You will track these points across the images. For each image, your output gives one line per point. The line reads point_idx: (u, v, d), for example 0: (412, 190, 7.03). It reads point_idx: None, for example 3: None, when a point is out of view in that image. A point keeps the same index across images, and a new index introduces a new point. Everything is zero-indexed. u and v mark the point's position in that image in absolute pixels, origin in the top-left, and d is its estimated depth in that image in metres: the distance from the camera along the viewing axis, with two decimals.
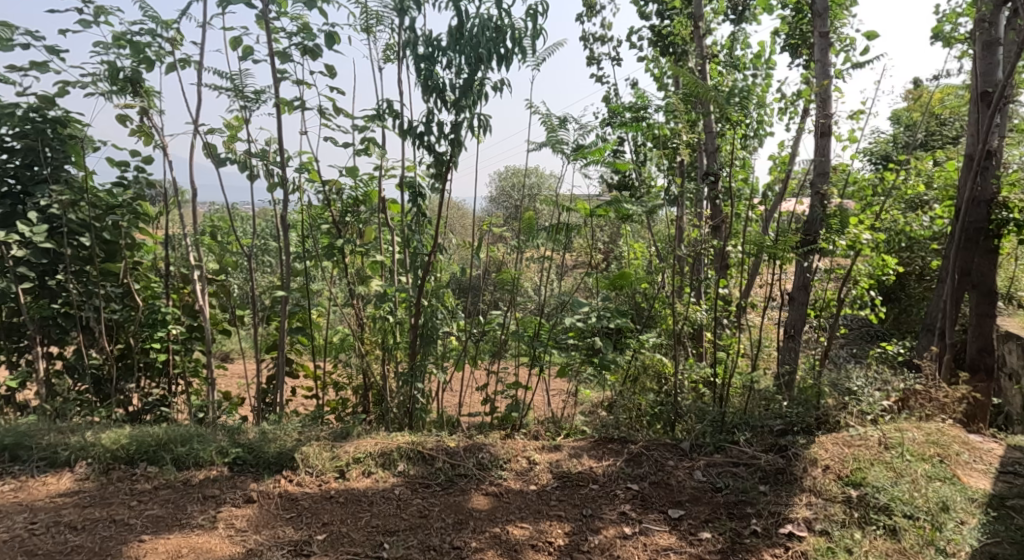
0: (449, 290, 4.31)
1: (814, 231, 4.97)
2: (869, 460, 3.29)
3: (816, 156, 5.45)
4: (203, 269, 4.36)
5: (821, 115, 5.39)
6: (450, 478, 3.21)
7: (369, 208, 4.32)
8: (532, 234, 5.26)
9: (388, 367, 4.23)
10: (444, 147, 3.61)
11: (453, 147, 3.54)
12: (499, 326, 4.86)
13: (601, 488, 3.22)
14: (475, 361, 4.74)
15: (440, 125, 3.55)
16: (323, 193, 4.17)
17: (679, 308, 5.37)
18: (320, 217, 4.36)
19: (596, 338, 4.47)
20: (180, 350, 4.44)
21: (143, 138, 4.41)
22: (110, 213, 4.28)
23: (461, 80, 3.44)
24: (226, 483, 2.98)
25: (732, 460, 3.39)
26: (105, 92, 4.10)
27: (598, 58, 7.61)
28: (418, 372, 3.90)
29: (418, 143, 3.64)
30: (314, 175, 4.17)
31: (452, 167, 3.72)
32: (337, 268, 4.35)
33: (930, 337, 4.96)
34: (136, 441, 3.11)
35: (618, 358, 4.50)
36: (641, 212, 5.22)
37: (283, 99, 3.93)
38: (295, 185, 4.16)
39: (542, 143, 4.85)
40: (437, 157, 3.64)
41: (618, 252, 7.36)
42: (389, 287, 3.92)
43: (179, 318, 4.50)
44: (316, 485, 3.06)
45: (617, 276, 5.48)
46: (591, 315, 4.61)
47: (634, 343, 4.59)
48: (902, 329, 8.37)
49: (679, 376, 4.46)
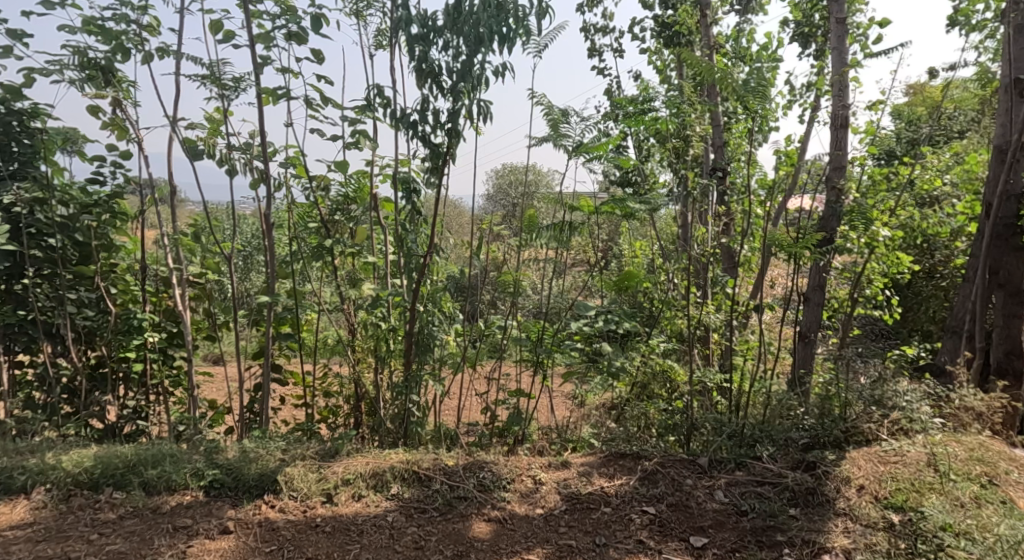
0: (447, 293, 3.99)
1: (833, 230, 4.70)
2: (907, 480, 3.03)
3: (833, 148, 5.16)
4: (183, 271, 4.07)
5: (838, 105, 5.12)
6: (449, 501, 2.93)
7: (360, 206, 4.02)
8: (534, 233, 4.99)
9: (381, 376, 3.94)
10: (439, 137, 3.29)
11: (450, 135, 3.23)
12: (500, 331, 4.58)
13: (614, 512, 2.94)
14: (473, 368, 4.46)
15: (435, 112, 3.24)
16: (310, 190, 3.87)
17: (688, 310, 5.11)
18: (307, 216, 4.06)
19: (604, 343, 4.20)
20: (160, 359, 4.15)
21: (118, 132, 4.11)
22: (83, 212, 3.99)
23: (459, 63, 3.15)
24: (200, 511, 2.70)
25: (756, 479, 3.13)
26: (75, 81, 3.80)
27: (598, 50, 7.34)
28: (415, 382, 3.61)
29: (411, 132, 3.31)
30: (301, 171, 3.88)
31: (449, 159, 3.41)
32: (327, 270, 4.06)
33: (956, 339, 4.67)
34: (102, 464, 2.83)
35: (626, 365, 4.22)
36: (646, 211, 4.96)
37: (265, 88, 3.62)
38: (279, 181, 3.86)
39: (543, 138, 4.59)
40: (433, 148, 3.33)
41: (619, 252, 7.09)
42: (381, 290, 3.64)
43: (158, 324, 4.21)
44: (300, 511, 2.77)
45: (623, 276, 5.19)
46: (596, 319, 4.34)
47: (644, 349, 4.33)
48: (908, 329, 8.16)
49: (691, 385, 4.16)
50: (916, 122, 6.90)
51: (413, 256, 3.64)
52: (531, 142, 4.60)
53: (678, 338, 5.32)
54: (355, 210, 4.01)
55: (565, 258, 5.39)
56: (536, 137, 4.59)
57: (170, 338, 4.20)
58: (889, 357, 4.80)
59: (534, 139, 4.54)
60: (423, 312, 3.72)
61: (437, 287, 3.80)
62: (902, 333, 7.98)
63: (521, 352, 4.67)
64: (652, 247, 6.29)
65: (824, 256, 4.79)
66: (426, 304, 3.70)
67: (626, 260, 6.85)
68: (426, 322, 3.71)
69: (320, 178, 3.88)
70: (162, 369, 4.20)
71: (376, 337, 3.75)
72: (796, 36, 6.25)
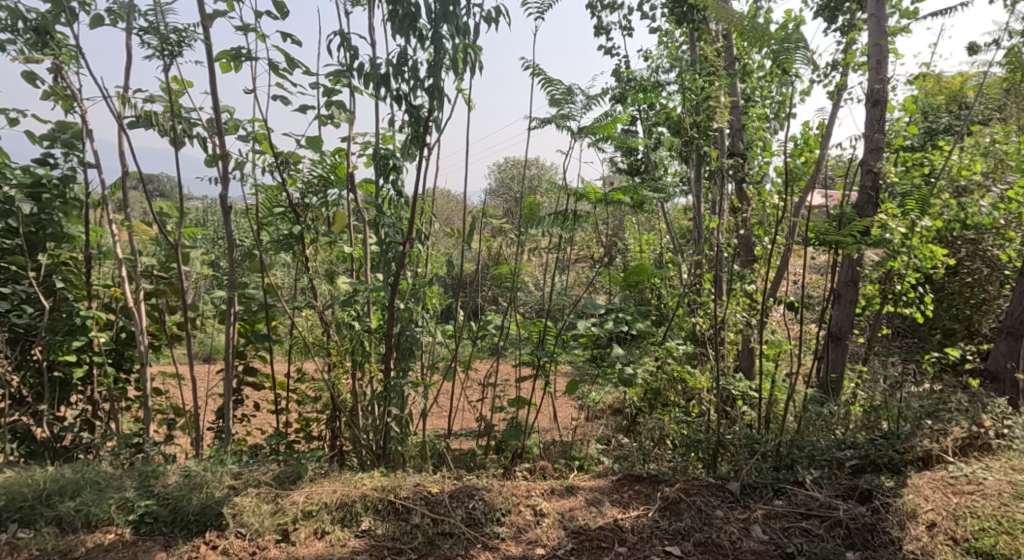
0: (434, 289, 3.48)
1: (872, 221, 4.18)
2: (992, 518, 2.70)
3: (868, 128, 4.63)
4: (137, 264, 3.58)
5: (874, 80, 4.58)
6: (430, 540, 2.45)
7: (338, 189, 3.56)
8: (534, 222, 4.47)
9: (359, 382, 3.44)
10: (419, 98, 2.79)
11: (431, 93, 2.71)
12: (496, 331, 4.07)
13: (631, 552, 2.48)
14: (465, 374, 3.96)
15: (414, 66, 2.74)
16: (277, 169, 3.37)
17: (706, 308, 4.60)
18: (276, 200, 3.55)
19: (614, 346, 3.69)
20: (109, 363, 3.66)
21: (61, 104, 3.50)
22: (21, 195, 3.50)
23: (440, 3, 2.65)
24: (122, 555, 2.25)
25: (800, 511, 2.73)
26: (4, 44, 3.30)
27: (606, 28, 6.81)
28: (395, 393, 3.10)
29: (384, 91, 2.81)
30: (266, 147, 3.37)
31: (432, 125, 2.90)
32: (298, 262, 3.56)
33: (1015, 343, 4.16)
34: (7, 495, 2.39)
35: (639, 372, 3.70)
36: (659, 198, 4.45)
37: (221, 50, 3.13)
38: (241, 159, 3.35)
39: (545, 119, 4.10)
40: (414, 111, 2.82)
41: (624, 245, 6.57)
42: (356, 286, 3.13)
43: (107, 324, 3.71)
44: (247, 553, 2.32)
45: (634, 271, 4.69)
46: (604, 318, 3.83)
47: (659, 352, 3.82)
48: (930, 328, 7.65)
49: (713, 394, 3.65)
50: (948, 106, 6.36)
51: (393, 244, 3.13)
52: (532, 122, 4.11)
53: (693, 340, 4.82)
54: (331, 193, 3.53)
55: (570, 250, 4.87)
56: (538, 117, 4.10)
57: (124, 339, 3.73)
58: (932, 362, 4.28)
59: (535, 120, 4.06)
60: (406, 310, 3.19)
61: (424, 282, 3.30)
62: (922, 330, 7.47)
63: (519, 355, 4.17)
64: (662, 240, 5.78)
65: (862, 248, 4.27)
66: (409, 301, 3.16)
67: (632, 255, 6.34)
68: (409, 324, 3.19)
69: (290, 155, 3.40)
70: (115, 375, 3.73)
71: (352, 340, 3.25)
72: (821, 9, 5.69)
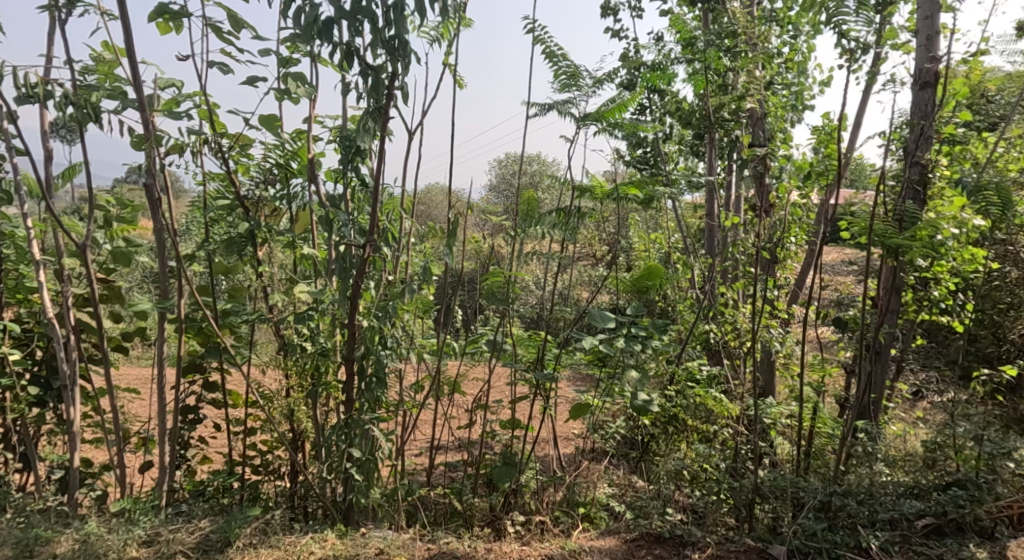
0: (413, 304, 2.93)
1: (923, 226, 3.61)
2: None
3: (914, 115, 4.03)
4: (63, 269, 3.07)
5: (924, 59, 3.98)
6: None
7: (299, 179, 2.99)
8: (532, 221, 3.91)
9: (322, 411, 2.91)
10: (377, 56, 2.24)
11: (389, 47, 2.17)
12: (487, 347, 3.52)
13: None
14: (451, 398, 3.40)
15: (371, 14, 2.19)
16: (223, 152, 2.80)
17: (727, 319, 4.06)
18: (225, 192, 2.99)
19: (625, 370, 3.13)
20: (27, 385, 3.11)
21: None
22: None
23: None
24: None
25: None
26: None
27: (614, 7, 6.23)
28: (358, 432, 2.53)
29: (335, 49, 2.28)
30: (211, 127, 2.80)
31: (398, 92, 2.34)
32: (253, 268, 3.01)
33: None
34: None
35: (655, 400, 3.16)
36: (672, 195, 3.91)
37: (154, 7, 2.58)
38: (180, 140, 2.78)
39: (546, 105, 3.53)
40: (372, 72, 2.27)
41: (629, 245, 6.03)
42: (315, 300, 2.60)
43: (29, 338, 3.17)
44: None
45: (644, 276, 4.13)
46: (613, 336, 3.26)
47: (677, 375, 3.27)
48: (953, 334, 7.07)
49: (741, 427, 3.11)
50: None
51: (353, 247, 2.51)
52: (531, 107, 3.54)
53: (709, 353, 4.28)
54: (293, 185, 2.96)
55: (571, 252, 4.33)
56: (537, 103, 3.53)
57: (51, 355, 3.22)
58: (987, 386, 3.75)
59: (534, 105, 3.49)
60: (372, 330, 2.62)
61: (394, 294, 2.72)
62: (945, 336, 6.89)
63: (514, 375, 3.63)
64: (670, 239, 5.24)
65: (915, 254, 3.70)
66: (375, 319, 2.58)
67: (636, 254, 5.80)
68: (377, 346, 2.60)
69: (238, 139, 2.84)
70: (39, 398, 3.19)
71: (309, 362, 2.71)
72: None
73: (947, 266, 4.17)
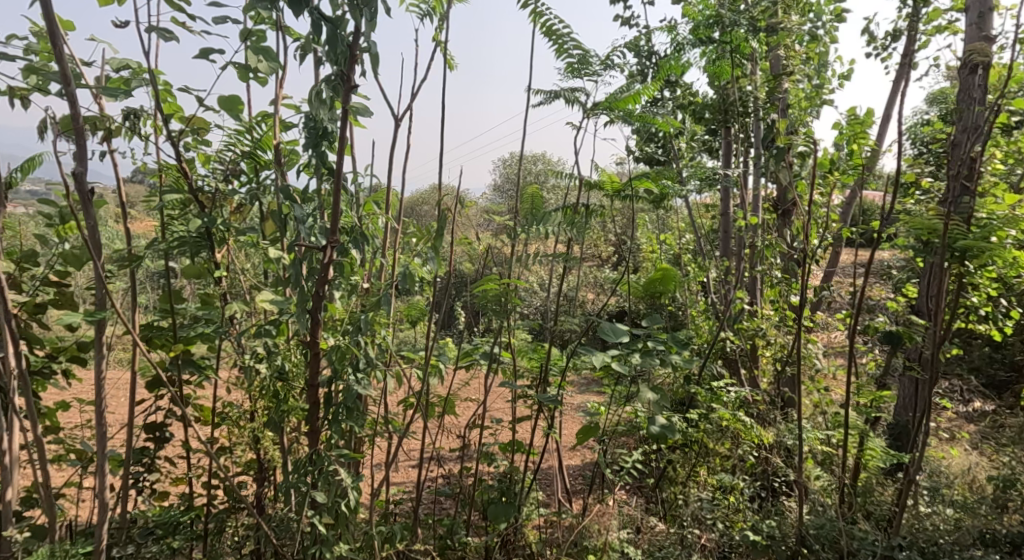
0: (392, 316, 2.51)
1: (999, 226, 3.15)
2: None
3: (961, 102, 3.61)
4: None
5: (975, 38, 3.57)
6: None
7: (265, 170, 2.58)
8: (531, 220, 3.48)
9: (287, 441, 2.51)
10: (335, 4, 1.86)
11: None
12: (480, 364, 3.10)
13: None
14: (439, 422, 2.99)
15: None
16: (176, 138, 2.40)
17: (751, 330, 3.62)
18: (180, 186, 2.58)
19: (641, 394, 2.71)
20: None
21: None
22: None
23: None
24: None
25: None
26: None
27: None
28: (323, 470, 2.12)
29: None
30: (164, 108, 2.40)
31: (365, 52, 1.96)
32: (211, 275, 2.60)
33: None
34: None
35: (674, 428, 2.74)
36: (687, 193, 3.49)
37: None
38: (124, 125, 2.38)
39: (552, 92, 3.10)
40: (330, 25, 1.88)
41: (636, 245, 5.60)
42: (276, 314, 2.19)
43: None
44: None
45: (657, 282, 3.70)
46: (629, 352, 2.80)
47: (701, 396, 2.85)
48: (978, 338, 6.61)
49: (776, 460, 2.71)
50: None
51: (318, 249, 2.10)
52: (536, 94, 3.12)
53: (729, 367, 3.86)
54: (259, 177, 2.55)
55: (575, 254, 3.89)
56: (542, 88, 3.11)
57: None
58: None
59: (539, 92, 3.08)
60: (340, 349, 2.20)
61: (368, 306, 2.30)
62: (971, 341, 6.42)
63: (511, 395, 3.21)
64: (682, 239, 4.81)
65: (983, 259, 3.23)
66: (345, 336, 2.18)
67: (644, 256, 5.36)
68: (346, 368, 2.19)
69: (192, 122, 2.44)
70: None
71: (271, 385, 2.31)
72: None
73: (995, 272, 3.73)
